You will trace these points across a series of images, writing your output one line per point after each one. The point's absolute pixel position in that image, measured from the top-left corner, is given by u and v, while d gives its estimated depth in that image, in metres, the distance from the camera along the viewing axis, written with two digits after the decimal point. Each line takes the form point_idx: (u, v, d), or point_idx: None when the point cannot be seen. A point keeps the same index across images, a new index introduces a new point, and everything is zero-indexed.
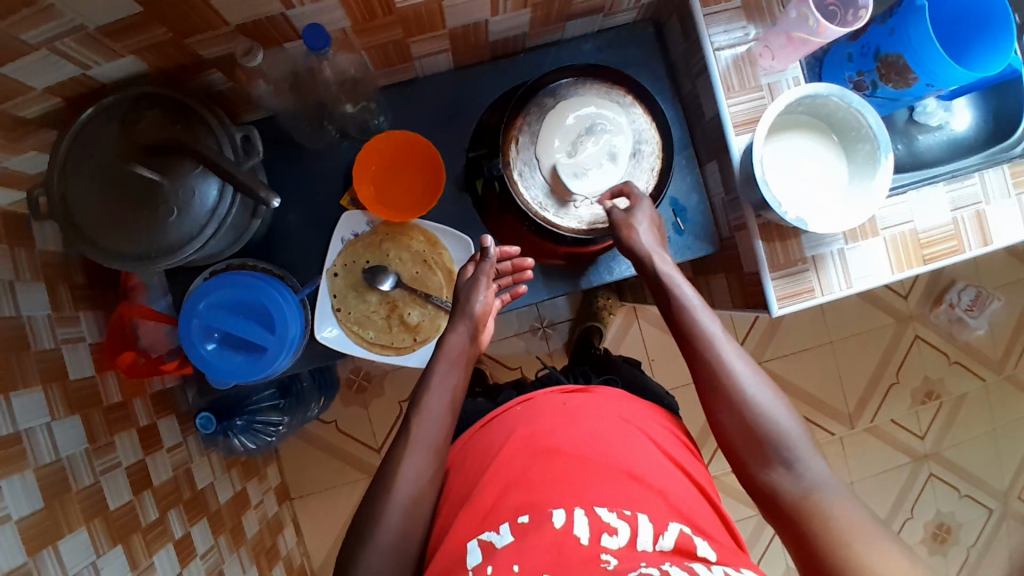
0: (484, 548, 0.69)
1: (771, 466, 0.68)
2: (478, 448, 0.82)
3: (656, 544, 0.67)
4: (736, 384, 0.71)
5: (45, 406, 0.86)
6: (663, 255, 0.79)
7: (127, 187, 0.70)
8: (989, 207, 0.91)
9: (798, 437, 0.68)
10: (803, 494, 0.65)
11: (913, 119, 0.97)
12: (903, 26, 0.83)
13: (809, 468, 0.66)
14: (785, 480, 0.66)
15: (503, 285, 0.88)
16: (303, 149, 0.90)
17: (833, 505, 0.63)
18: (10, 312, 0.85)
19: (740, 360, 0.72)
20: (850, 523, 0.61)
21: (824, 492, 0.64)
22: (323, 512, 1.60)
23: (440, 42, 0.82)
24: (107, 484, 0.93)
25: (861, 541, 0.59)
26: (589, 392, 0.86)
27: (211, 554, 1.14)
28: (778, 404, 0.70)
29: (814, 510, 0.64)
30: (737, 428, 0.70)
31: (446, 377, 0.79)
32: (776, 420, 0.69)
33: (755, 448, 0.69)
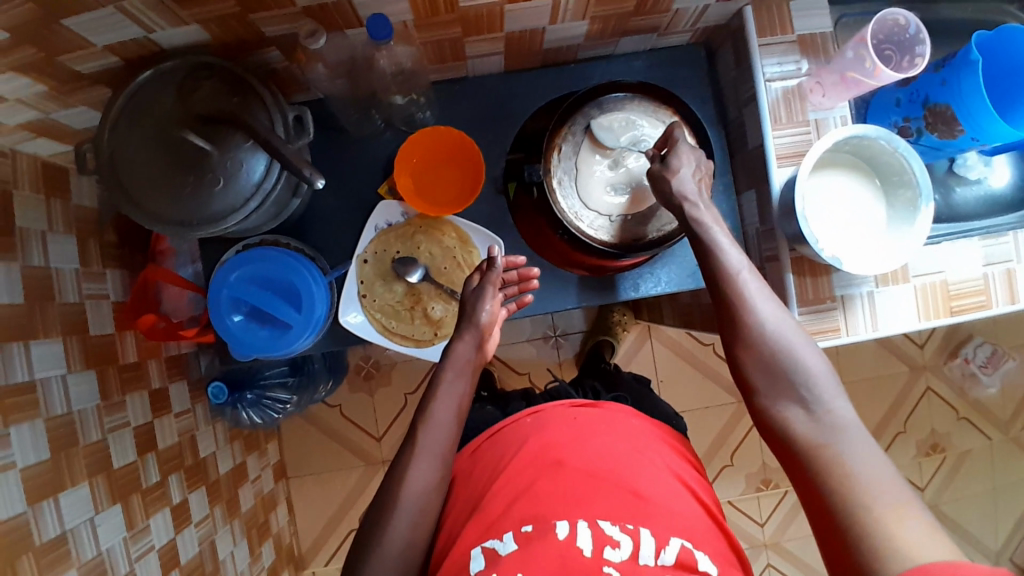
0: (487, 556, 0.69)
1: (789, 402, 0.64)
2: (488, 457, 0.84)
3: (657, 559, 0.67)
4: (756, 320, 0.67)
5: (63, 359, 0.87)
6: (696, 201, 0.74)
7: (178, 152, 0.71)
8: (1020, 267, 0.91)
9: (821, 378, 0.64)
10: (820, 437, 0.61)
11: (953, 171, 0.96)
12: (955, 78, 0.83)
13: (830, 410, 0.62)
14: (799, 418, 0.63)
15: (508, 294, 0.88)
16: (347, 135, 0.91)
17: (848, 452, 0.58)
18: (40, 263, 0.86)
19: (767, 300, 0.68)
20: (870, 473, 0.56)
21: (844, 436, 0.60)
22: (316, 495, 1.61)
23: (495, 44, 0.83)
24: (114, 442, 0.94)
25: (872, 494, 0.55)
26: (597, 408, 0.87)
27: (204, 523, 1.15)
28: (805, 343, 0.66)
29: (829, 454, 0.59)
30: (756, 365, 0.66)
31: (452, 387, 0.78)
32: (799, 355, 0.65)
33: (776, 384, 0.65)
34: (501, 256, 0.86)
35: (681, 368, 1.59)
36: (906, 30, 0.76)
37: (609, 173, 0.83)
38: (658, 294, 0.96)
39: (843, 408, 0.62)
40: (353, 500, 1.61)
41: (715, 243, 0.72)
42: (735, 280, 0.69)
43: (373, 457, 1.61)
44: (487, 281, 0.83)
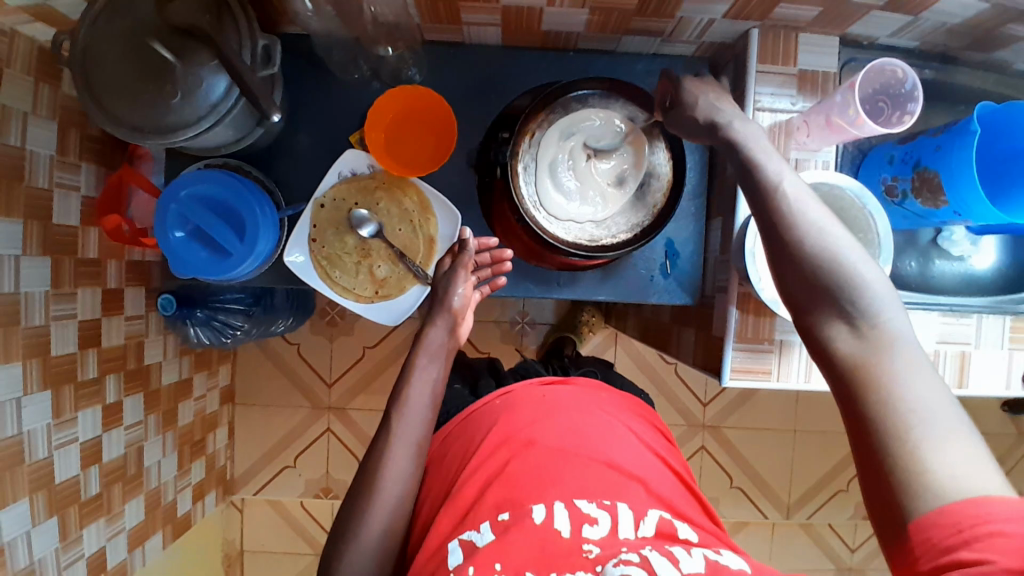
0: (464, 547, 0.66)
1: (835, 319, 0.56)
2: (458, 443, 0.80)
3: (637, 531, 0.66)
4: (804, 233, 0.59)
5: (20, 240, 0.87)
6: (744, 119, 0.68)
7: (142, 56, 0.70)
8: (976, 351, 0.89)
9: (878, 291, 0.56)
10: (867, 356, 0.54)
11: (937, 242, 0.93)
12: (949, 146, 0.80)
13: (882, 329, 0.54)
14: (844, 337, 0.55)
15: (482, 277, 0.87)
16: (333, 78, 0.90)
17: (902, 377, 0.52)
18: (15, 143, 0.85)
19: (819, 208, 0.60)
20: (921, 396, 0.51)
21: (895, 350, 0.53)
22: (260, 426, 1.63)
23: (492, 16, 0.81)
24: (56, 331, 0.95)
25: (926, 433, 0.49)
26: (566, 384, 0.85)
27: (136, 428, 1.17)
28: (862, 256, 0.58)
29: (875, 375, 0.53)
30: (797, 277, 0.59)
31: (426, 370, 0.78)
32: (852, 268, 0.57)
33: (822, 301, 0.57)
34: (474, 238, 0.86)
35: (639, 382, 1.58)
36: (902, 84, 0.74)
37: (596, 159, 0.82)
38: (606, 301, 0.95)
39: (897, 323, 0.54)
40: (291, 439, 1.63)
41: (765, 166, 0.63)
42: (787, 199, 0.61)
43: (320, 401, 1.62)
44: (459, 263, 0.82)
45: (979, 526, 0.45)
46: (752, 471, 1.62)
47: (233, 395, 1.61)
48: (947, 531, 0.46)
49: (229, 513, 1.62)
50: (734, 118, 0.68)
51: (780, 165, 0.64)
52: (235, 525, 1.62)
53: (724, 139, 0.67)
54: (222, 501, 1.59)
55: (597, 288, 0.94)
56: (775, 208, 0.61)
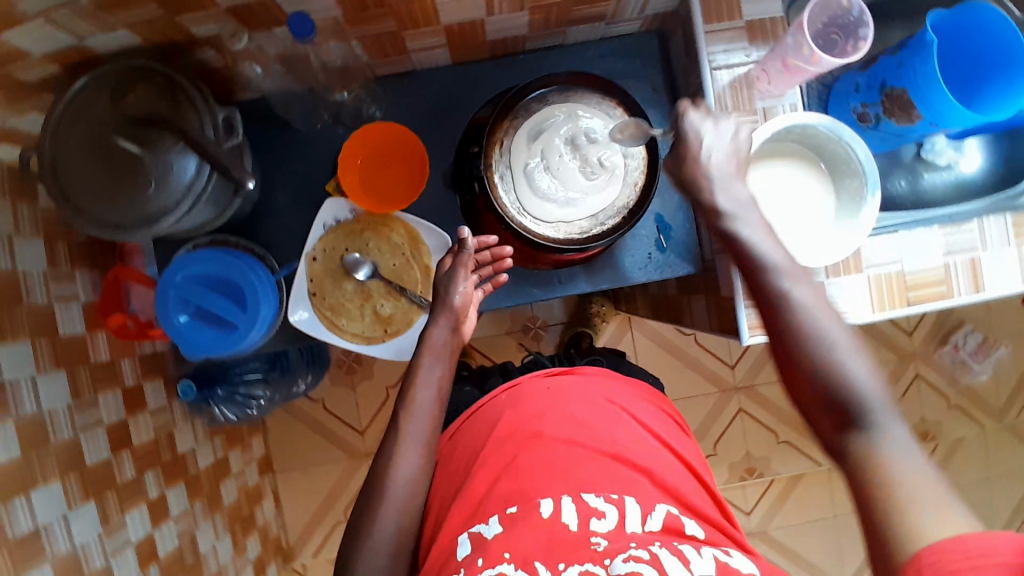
0: (472, 539, 0.66)
1: (849, 425, 0.60)
2: (464, 440, 0.80)
3: (645, 526, 0.65)
4: (807, 332, 0.63)
5: (32, 360, 0.88)
6: (737, 191, 0.67)
7: (109, 154, 0.71)
8: (984, 255, 0.88)
9: (870, 382, 0.60)
10: (875, 455, 0.58)
11: (921, 156, 0.93)
12: (910, 61, 0.80)
13: (888, 430, 0.59)
14: (860, 438, 0.59)
15: (483, 275, 0.86)
16: (296, 133, 0.91)
17: (897, 461, 0.57)
18: (5, 266, 0.86)
19: (828, 314, 0.63)
20: (925, 495, 0.54)
21: (896, 458, 0.57)
22: (303, 487, 1.63)
23: (436, 38, 0.82)
24: (86, 440, 0.96)
25: (916, 494, 0.54)
26: (573, 373, 0.84)
27: (184, 518, 1.16)
28: (856, 359, 0.61)
29: (868, 462, 0.58)
30: (808, 392, 0.62)
31: (431, 369, 0.79)
32: (843, 361, 0.61)
33: (827, 400, 0.61)
34: (472, 236, 0.84)
35: (663, 359, 1.58)
36: (849, 13, 0.75)
37: (579, 168, 0.82)
38: (612, 288, 0.95)
39: (897, 428, 0.59)
40: (337, 493, 1.63)
41: (764, 262, 0.66)
42: (781, 273, 0.65)
43: (355, 449, 1.63)
44: (458, 262, 0.81)
45: (978, 558, 0.48)
46: (794, 421, 1.61)
47: (271, 463, 1.61)
48: (956, 556, 0.49)
49: None
50: (725, 187, 0.67)
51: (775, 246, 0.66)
52: None
53: (722, 230, 0.68)
54: (282, 570, 1.58)
55: (597, 276, 0.94)
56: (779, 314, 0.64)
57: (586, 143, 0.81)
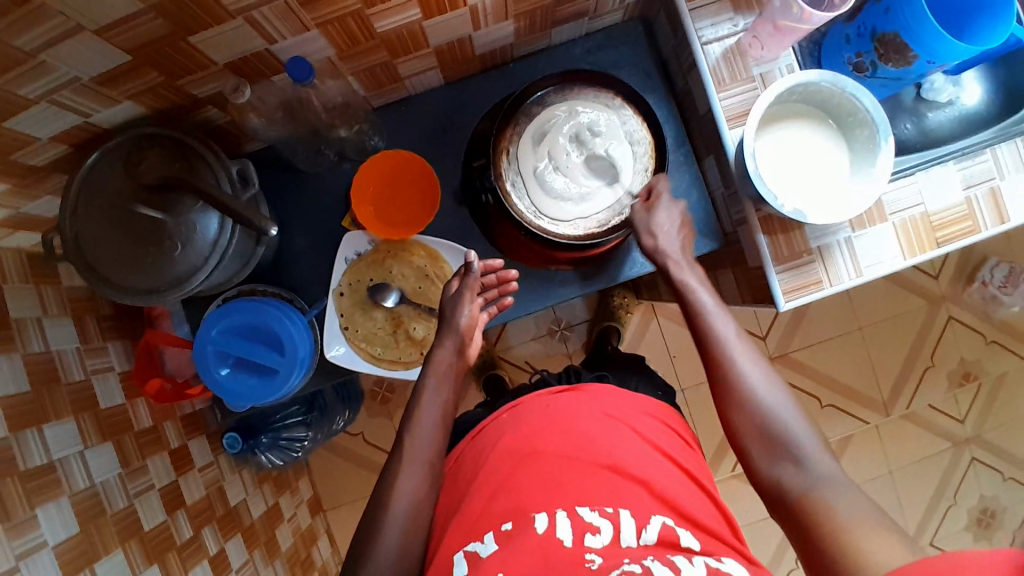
0: (469, 559, 0.65)
1: (781, 462, 0.70)
2: (467, 461, 0.80)
3: (639, 539, 0.65)
4: (746, 388, 0.73)
5: (77, 435, 0.90)
6: (681, 261, 0.80)
7: (135, 224, 0.73)
8: (1003, 183, 0.87)
9: (805, 445, 0.70)
10: (809, 487, 0.67)
11: (922, 97, 0.93)
12: (898, 5, 0.80)
13: (819, 465, 0.68)
14: (788, 472, 0.69)
15: (490, 298, 0.87)
16: (304, 175, 0.92)
17: (835, 500, 0.65)
18: (40, 348, 0.88)
19: (748, 350, 0.76)
20: (853, 515, 0.63)
21: (828, 487, 0.66)
22: (355, 523, 1.63)
23: (427, 60, 0.83)
24: (141, 505, 0.96)
25: (860, 533, 0.61)
26: (577, 391, 0.84)
27: (246, 569, 1.15)
28: (795, 413, 0.72)
29: (811, 496, 0.66)
30: (743, 417, 0.73)
31: (436, 393, 0.80)
32: (784, 422, 0.71)
33: (768, 447, 0.71)
34: (477, 260, 0.85)
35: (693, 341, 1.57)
36: None
37: (588, 163, 0.83)
38: (637, 276, 0.95)
39: (827, 464, 0.68)
40: None
41: (701, 306, 0.78)
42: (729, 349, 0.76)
43: None
44: (465, 285, 0.83)
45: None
46: (834, 382, 1.59)
47: (320, 504, 1.61)
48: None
49: None
50: (675, 260, 0.80)
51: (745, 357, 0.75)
52: None
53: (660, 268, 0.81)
54: None
55: (620, 268, 0.94)
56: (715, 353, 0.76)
57: (591, 138, 0.82)
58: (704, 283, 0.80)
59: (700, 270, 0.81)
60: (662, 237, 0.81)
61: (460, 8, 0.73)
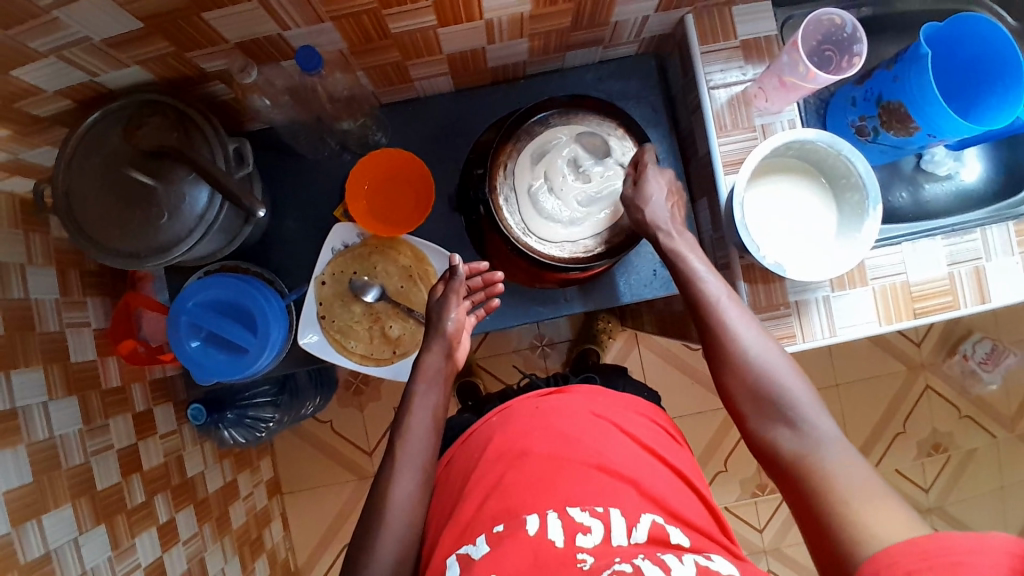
0: (461, 561, 0.66)
1: (777, 426, 0.71)
2: (458, 465, 0.81)
3: (630, 537, 0.65)
4: (740, 354, 0.74)
5: (44, 386, 0.90)
6: (671, 231, 0.81)
7: (124, 187, 0.73)
8: (989, 264, 0.89)
9: (801, 407, 0.70)
10: (804, 451, 0.68)
11: (921, 167, 0.94)
12: (906, 75, 0.81)
13: (815, 427, 0.69)
14: (786, 437, 0.70)
15: (476, 302, 0.87)
16: (304, 161, 0.93)
17: (832, 460, 0.66)
18: (18, 295, 0.88)
19: (740, 316, 0.76)
20: (850, 477, 0.63)
21: (824, 451, 0.67)
22: (311, 510, 1.62)
23: (439, 66, 0.84)
24: (97, 464, 0.96)
25: (858, 497, 0.61)
26: (562, 393, 0.85)
27: (194, 541, 1.15)
28: (792, 374, 0.72)
29: (809, 462, 0.67)
30: (741, 382, 0.74)
31: (425, 396, 0.81)
32: (779, 385, 0.72)
33: (766, 409, 0.72)
34: (464, 264, 0.87)
35: (671, 375, 1.57)
36: (843, 29, 0.76)
37: (581, 187, 0.84)
38: (618, 305, 0.96)
39: (824, 425, 0.69)
40: (346, 515, 1.62)
41: (698, 275, 0.79)
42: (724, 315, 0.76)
43: (364, 471, 1.62)
44: (450, 290, 0.84)
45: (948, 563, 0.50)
46: None
47: (279, 486, 1.60)
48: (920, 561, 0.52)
49: None
50: (664, 229, 0.81)
51: (740, 322, 0.76)
52: None
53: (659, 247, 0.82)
54: None
55: (603, 296, 0.95)
56: (708, 320, 0.77)
57: (588, 165, 0.84)
58: (700, 252, 0.81)
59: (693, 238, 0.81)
60: (656, 208, 0.81)
61: (476, 20, 0.74)
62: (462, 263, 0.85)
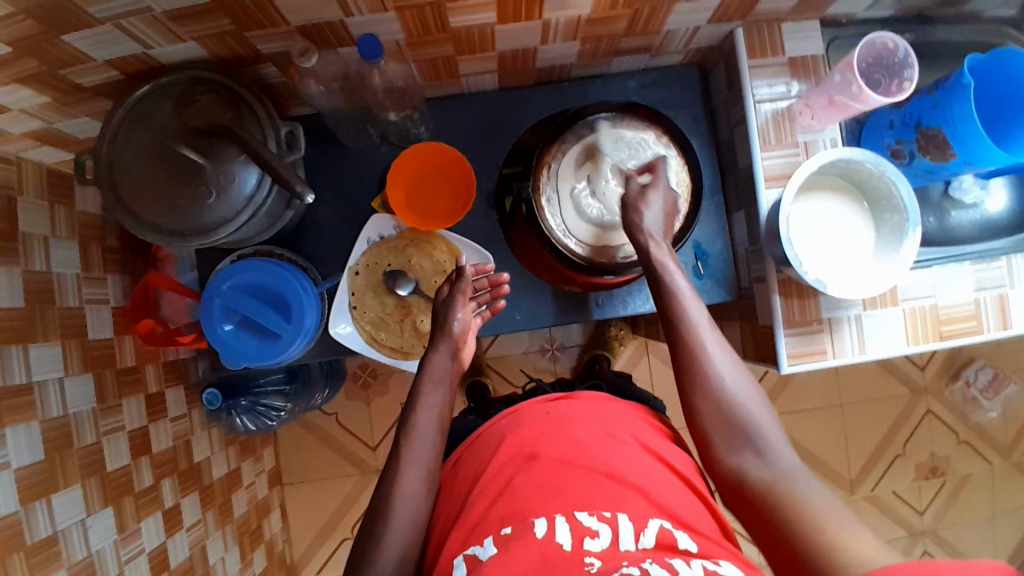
0: (468, 562, 0.65)
1: (743, 452, 0.70)
2: (467, 464, 0.80)
3: (638, 543, 0.64)
4: (714, 378, 0.72)
5: (61, 361, 0.88)
6: (661, 243, 0.78)
7: (172, 163, 0.72)
8: (1012, 291, 0.90)
9: (768, 436, 0.70)
10: (771, 479, 0.67)
11: (948, 194, 0.93)
12: (946, 102, 0.82)
13: (781, 458, 0.68)
14: (753, 465, 0.69)
15: (482, 302, 0.87)
16: (343, 148, 0.93)
17: (799, 490, 0.65)
18: (41, 267, 0.87)
19: (715, 342, 0.74)
20: (820, 504, 0.63)
21: (791, 482, 0.66)
22: (310, 502, 1.61)
23: (488, 63, 0.84)
24: (108, 444, 0.94)
25: (834, 525, 0.59)
26: (572, 397, 0.84)
27: (197, 528, 1.14)
28: (759, 403, 0.72)
29: (780, 493, 0.66)
30: (715, 409, 0.72)
31: (433, 396, 0.79)
32: (749, 415, 0.71)
33: (735, 437, 0.71)
34: (471, 264, 0.88)
35: None
36: (894, 54, 0.78)
37: (622, 192, 0.85)
38: (647, 312, 0.95)
39: (789, 457, 0.69)
40: (345, 509, 1.61)
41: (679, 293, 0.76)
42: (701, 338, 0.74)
43: (367, 466, 1.61)
44: (457, 290, 0.84)
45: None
46: (807, 452, 1.61)
47: (279, 476, 1.59)
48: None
49: None
50: (654, 240, 0.78)
51: (719, 349, 0.74)
52: None
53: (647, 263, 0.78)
54: None
55: (632, 302, 0.95)
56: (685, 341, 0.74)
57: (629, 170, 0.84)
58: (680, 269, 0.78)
59: (674, 257, 0.79)
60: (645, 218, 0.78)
61: (534, 20, 0.74)
62: (468, 263, 0.84)
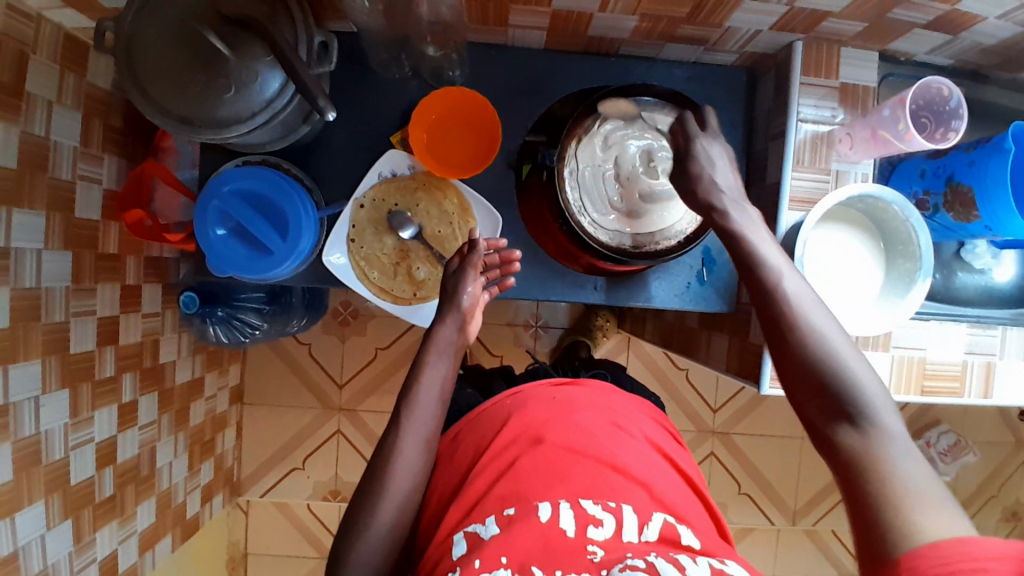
0: (469, 539, 0.65)
1: (836, 417, 0.58)
2: (468, 438, 0.78)
3: (641, 535, 0.65)
4: (803, 333, 0.61)
5: (42, 233, 0.84)
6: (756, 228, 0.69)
7: (194, 48, 0.69)
8: (1000, 362, 0.90)
9: (874, 398, 0.57)
10: (863, 448, 0.55)
11: (959, 255, 0.93)
12: (983, 161, 0.81)
13: (882, 426, 0.56)
14: (847, 432, 0.57)
15: (491, 277, 0.85)
16: (373, 76, 0.89)
17: (901, 467, 0.53)
18: (40, 132, 0.83)
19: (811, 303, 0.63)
20: (919, 485, 0.52)
21: (894, 454, 0.54)
22: (267, 426, 1.60)
23: (541, 19, 0.81)
24: (75, 327, 0.91)
25: (917, 507, 0.50)
26: (578, 384, 0.83)
27: (149, 428, 1.13)
28: (867, 370, 0.59)
29: (875, 463, 0.54)
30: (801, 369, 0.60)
31: (435, 366, 0.76)
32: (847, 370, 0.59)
33: (822, 406, 0.59)
34: (483, 237, 0.85)
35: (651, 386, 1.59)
36: (947, 102, 0.76)
37: (648, 181, 0.82)
38: (645, 306, 0.94)
39: (895, 426, 0.56)
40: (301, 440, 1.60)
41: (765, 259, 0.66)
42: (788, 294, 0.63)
43: (330, 402, 1.60)
44: (468, 262, 0.81)
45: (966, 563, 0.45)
46: (760, 476, 1.63)
47: (241, 394, 1.57)
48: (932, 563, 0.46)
49: (233, 515, 1.57)
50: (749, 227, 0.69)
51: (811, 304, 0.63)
52: (239, 527, 1.58)
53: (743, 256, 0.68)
54: (227, 502, 1.55)
55: (632, 292, 0.93)
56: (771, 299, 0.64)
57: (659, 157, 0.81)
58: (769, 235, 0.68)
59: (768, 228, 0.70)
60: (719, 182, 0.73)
61: None
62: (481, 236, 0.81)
